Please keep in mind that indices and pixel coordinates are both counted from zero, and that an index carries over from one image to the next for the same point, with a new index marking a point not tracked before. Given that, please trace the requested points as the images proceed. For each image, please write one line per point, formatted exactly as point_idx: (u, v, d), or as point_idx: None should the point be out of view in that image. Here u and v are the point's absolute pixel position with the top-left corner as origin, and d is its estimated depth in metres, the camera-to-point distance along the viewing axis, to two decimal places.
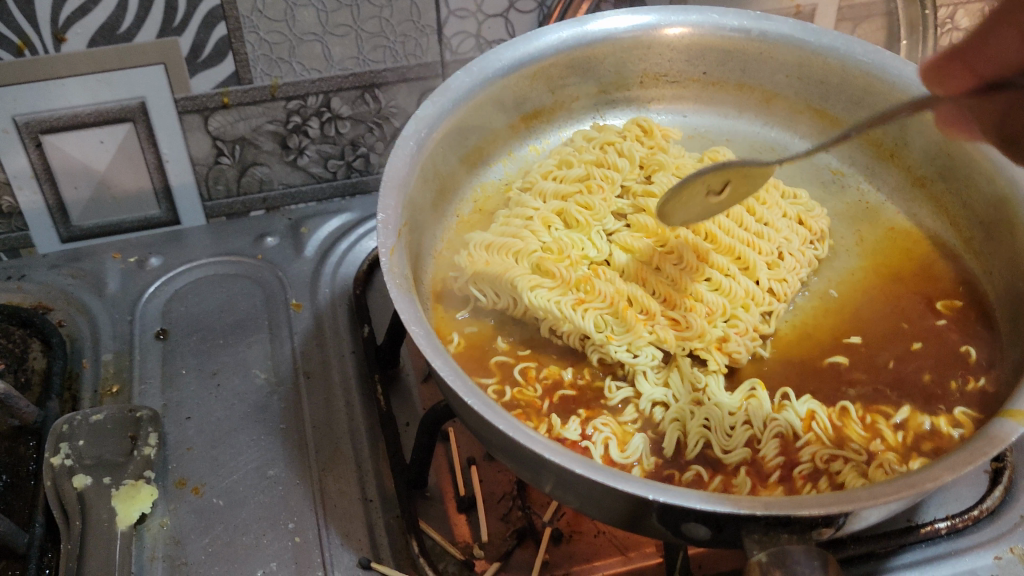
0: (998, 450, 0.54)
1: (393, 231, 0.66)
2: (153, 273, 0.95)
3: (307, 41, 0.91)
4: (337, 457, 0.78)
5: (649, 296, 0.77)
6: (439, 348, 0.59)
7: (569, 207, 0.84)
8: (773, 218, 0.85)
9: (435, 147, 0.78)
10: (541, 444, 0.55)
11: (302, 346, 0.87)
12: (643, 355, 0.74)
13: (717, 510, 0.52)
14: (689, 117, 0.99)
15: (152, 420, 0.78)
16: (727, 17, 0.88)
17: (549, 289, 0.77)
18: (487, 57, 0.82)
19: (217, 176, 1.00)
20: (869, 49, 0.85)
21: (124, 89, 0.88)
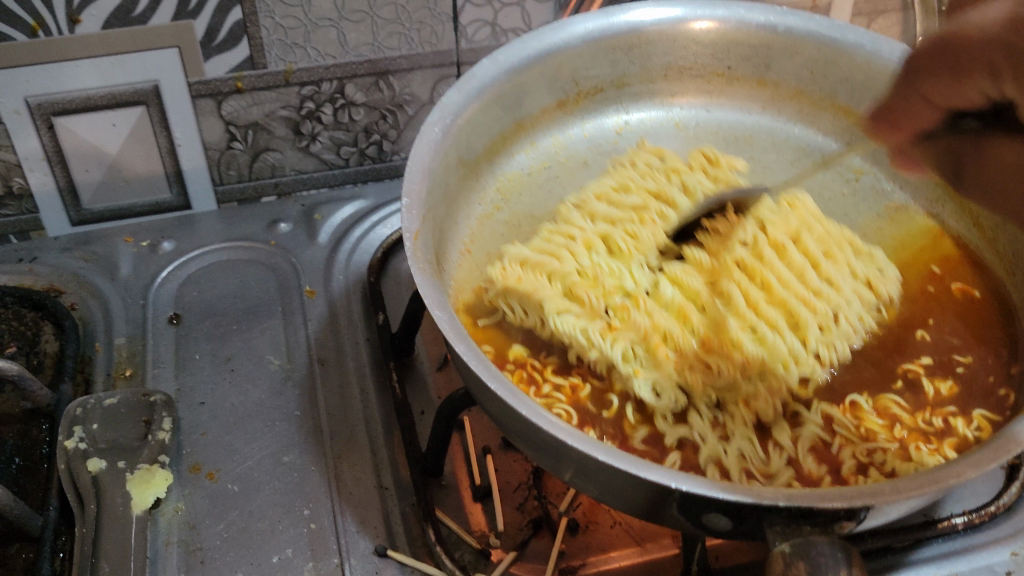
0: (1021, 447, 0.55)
1: (416, 215, 0.67)
2: (165, 257, 0.95)
3: (323, 26, 0.91)
4: (352, 445, 0.77)
5: (685, 337, 0.73)
6: (464, 334, 0.59)
7: (614, 234, 0.82)
8: (838, 275, 0.79)
9: (459, 133, 0.79)
10: (564, 431, 0.55)
11: (316, 333, 0.87)
12: (670, 399, 0.71)
13: (742, 499, 0.52)
14: (713, 112, 0.98)
15: (166, 404, 0.78)
16: (753, 12, 0.88)
17: (578, 315, 0.75)
18: (513, 46, 0.82)
19: (229, 160, 0.99)
20: (896, 48, 0.85)
21: (138, 72, 0.88)
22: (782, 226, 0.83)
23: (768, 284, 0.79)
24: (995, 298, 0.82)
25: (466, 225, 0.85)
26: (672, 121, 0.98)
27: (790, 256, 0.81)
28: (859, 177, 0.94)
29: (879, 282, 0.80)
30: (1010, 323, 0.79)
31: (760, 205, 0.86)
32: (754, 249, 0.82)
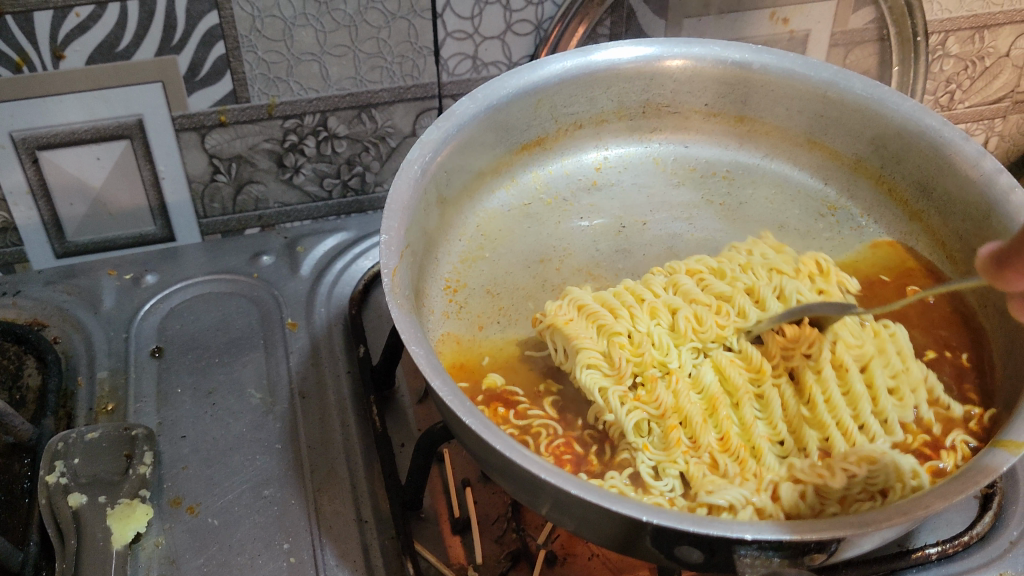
0: (989, 478, 0.56)
1: (396, 252, 0.68)
2: (149, 290, 0.96)
3: (305, 61, 0.92)
4: (332, 478, 0.78)
5: (705, 428, 0.71)
6: (439, 369, 0.60)
7: (682, 310, 0.80)
8: (893, 417, 0.73)
9: (438, 171, 0.81)
10: (537, 464, 0.56)
11: (298, 366, 0.88)
12: (666, 482, 0.69)
13: (711, 532, 0.53)
14: (690, 148, 0.99)
15: (147, 438, 0.78)
16: (729, 50, 0.90)
17: (605, 374, 0.76)
18: (491, 85, 0.85)
19: (213, 193, 1.00)
20: (869, 84, 0.88)
21: (122, 107, 0.89)
22: (856, 349, 0.77)
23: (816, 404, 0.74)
24: (968, 330, 0.82)
25: (444, 260, 0.87)
26: (650, 156, 0.99)
27: (849, 379, 0.75)
28: (834, 211, 0.95)
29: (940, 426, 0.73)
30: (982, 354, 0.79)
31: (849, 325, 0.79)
32: (817, 366, 0.76)
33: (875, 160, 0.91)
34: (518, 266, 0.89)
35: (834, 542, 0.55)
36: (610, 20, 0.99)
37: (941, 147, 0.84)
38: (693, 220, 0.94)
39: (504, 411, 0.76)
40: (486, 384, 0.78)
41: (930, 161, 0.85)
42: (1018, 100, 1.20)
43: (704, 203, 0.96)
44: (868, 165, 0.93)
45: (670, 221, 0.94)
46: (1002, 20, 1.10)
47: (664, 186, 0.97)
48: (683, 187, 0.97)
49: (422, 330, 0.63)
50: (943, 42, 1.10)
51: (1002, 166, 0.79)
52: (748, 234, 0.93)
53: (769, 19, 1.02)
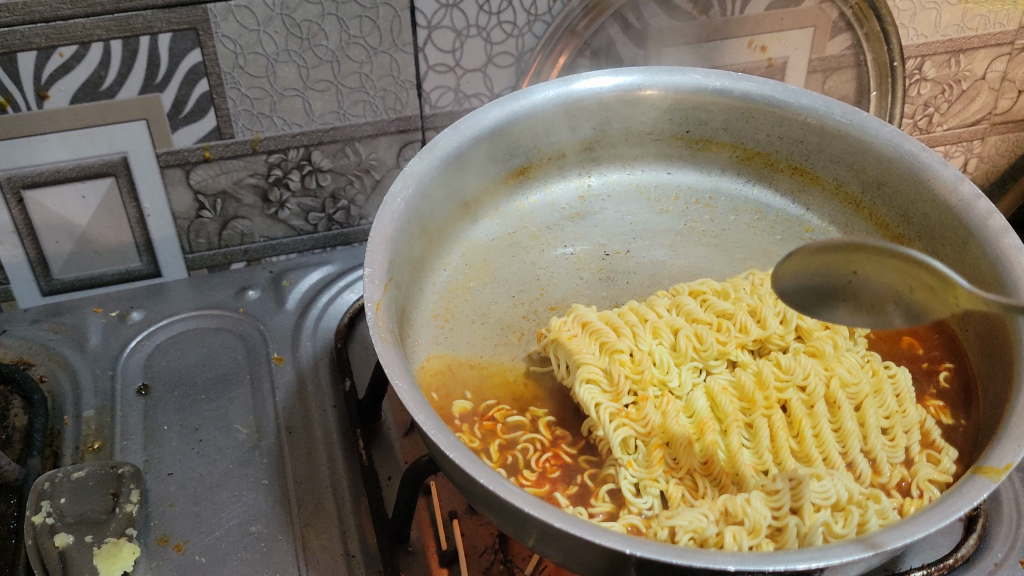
0: (969, 506, 0.57)
1: (379, 285, 0.69)
2: (135, 327, 0.96)
3: (288, 96, 0.93)
4: (319, 512, 0.78)
5: (690, 450, 0.71)
6: (424, 404, 0.61)
7: (684, 329, 0.81)
8: (883, 457, 0.73)
9: (422, 202, 0.82)
10: (521, 498, 0.56)
11: (284, 401, 0.88)
12: (646, 500, 0.70)
13: (693, 564, 0.53)
14: (673, 174, 1.00)
15: (134, 476, 0.78)
16: (709, 77, 0.92)
17: (602, 391, 0.77)
18: (475, 115, 0.86)
19: (198, 228, 1.00)
20: (848, 110, 0.89)
21: (106, 145, 0.89)
22: (851, 387, 0.77)
23: (804, 437, 0.74)
24: (952, 354, 0.82)
25: (427, 289, 0.88)
26: (633, 184, 1.00)
27: (841, 415, 0.75)
28: (812, 233, 0.95)
29: (923, 482, 0.71)
30: (968, 382, 0.79)
31: (847, 362, 0.79)
32: (809, 398, 0.76)
33: (856, 185, 0.92)
34: (502, 297, 0.89)
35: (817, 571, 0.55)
36: (590, 50, 1.00)
37: (920, 172, 0.85)
38: (676, 247, 0.95)
39: (484, 423, 0.77)
40: (457, 409, 0.78)
41: (910, 185, 0.87)
42: (996, 122, 1.21)
43: (688, 231, 0.97)
44: (848, 190, 0.94)
45: (654, 248, 0.95)
46: (977, 44, 1.11)
47: (647, 215, 0.98)
48: (667, 215, 0.98)
49: (406, 365, 0.63)
50: (919, 66, 1.11)
51: (980, 190, 0.81)
52: (729, 260, 0.94)
53: (747, 47, 1.04)
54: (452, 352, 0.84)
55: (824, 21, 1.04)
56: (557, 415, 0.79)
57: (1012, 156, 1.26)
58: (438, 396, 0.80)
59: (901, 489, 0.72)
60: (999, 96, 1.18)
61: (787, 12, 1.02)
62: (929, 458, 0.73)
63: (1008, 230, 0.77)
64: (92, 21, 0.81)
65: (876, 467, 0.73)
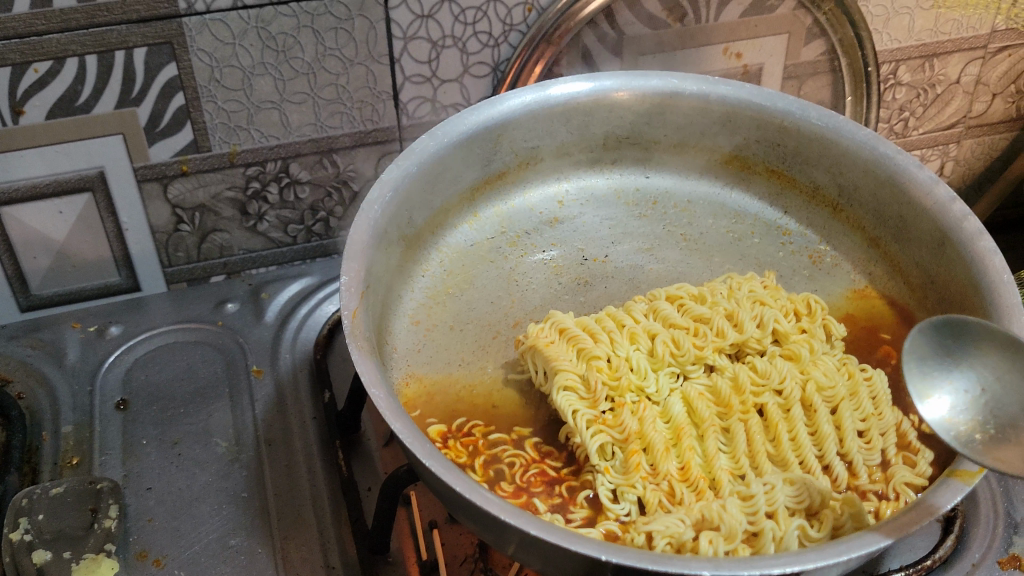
0: (941, 511, 0.57)
1: (355, 293, 0.69)
2: (114, 341, 0.96)
3: (265, 108, 0.93)
4: (299, 524, 0.78)
5: (666, 456, 0.72)
6: (400, 413, 0.61)
7: (661, 334, 0.80)
8: (858, 460, 0.74)
9: (399, 210, 0.82)
10: (497, 506, 0.56)
11: (263, 414, 0.88)
12: (623, 505, 0.70)
13: (668, 572, 0.53)
14: (651, 177, 1.00)
15: (113, 491, 0.78)
16: (686, 81, 0.92)
17: (580, 398, 0.77)
18: (451, 122, 0.87)
19: (177, 242, 1.00)
20: (824, 113, 0.90)
21: (83, 160, 0.89)
22: (827, 390, 0.78)
23: (780, 441, 0.75)
24: None
25: (406, 297, 0.88)
26: (612, 189, 1.00)
27: (817, 418, 0.76)
28: (790, 238, 0.96)
29: (899, 485, 0.72)
30: None
31: (823, 366, 0.79)
32: (784, 401, 0.77)
33: (832, 188, 0.93)
34: (480, 303, 0.89)
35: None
36: (566, 59, 1.00)
37: (895, 175, 0.86)
38: (653, 251, 0.95)
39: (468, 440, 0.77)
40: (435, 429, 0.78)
41: (886, 188, 0.87)
42: (971, 126, 1.22)
43: (667, 235, 0.97)
44: (825, 193, 0.94)
45: (632, 253, 0.95)
46: (950, 48, 1.12)
47: (625, 218, 0.98)
48: (645, 219, 0.98)
49: (382, 373, 0.63)
50: (894, 71, 1.12)
51: (955, 193, 0.82)
52: (707, 263, 0.94)
53: (722, 55, 1.04)
54: (430, 358, 0.84)
55: (798, 28, 1.04)
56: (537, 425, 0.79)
57: (988, 158, 1.27)
58: (418, 410, 0.80)
59: (878, 492, 0.73)
60: (974, 99, 1.19)
61: (762, 19, 1.02)
62: (906, 461, 0.74)
63: (983, 233, 0.78)
64: (67, 36, 0.81)
65: (853, 470, 0.74)
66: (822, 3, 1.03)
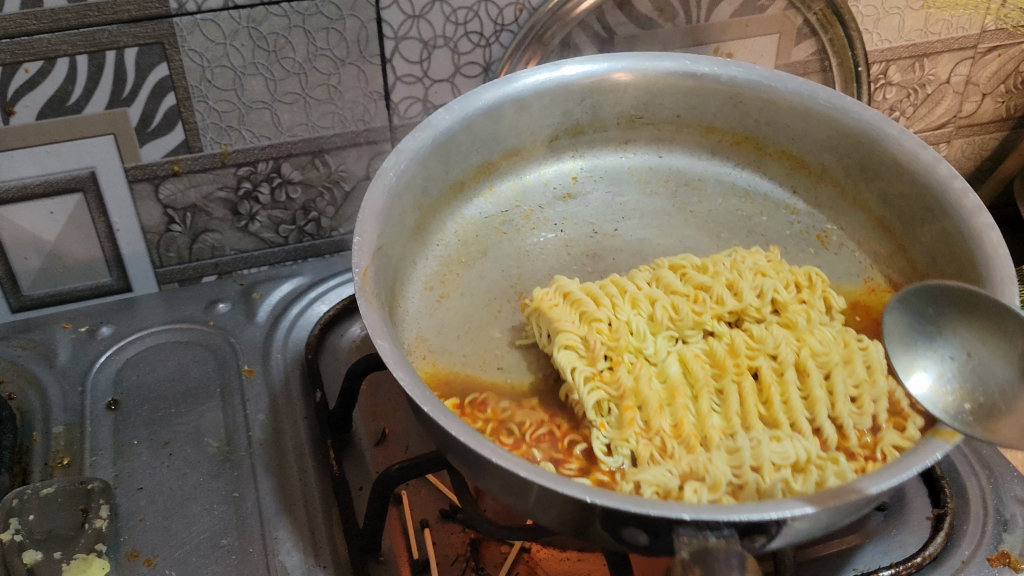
0: (921, 465, 0.57)
1: (367, 253, 0.71)
2: (105, 342, 0.95)
3: (256, 109, 0.93)
4: (290, 523, 0.78)
5: (660, 413, 0.72)
6: (404, 361, 0.61)
7: (662, 300, 0.81)
8: (848, 423, 0.74)
9: (416, 181, 0.83)
10: (491, 448, 0.56)
11: (254, 414, 0.88)
12: (616, 459, 0.71)
13: (649, 513, 0.53)
14: (664, 157, 1.01)
15: (104, 491, 0.78)
16: (699, 63, 0.92)
17: (580, 356, 0.77)
18: (469, 96, 0.86)
19: (168, 242, 1.00)
20: (832, 95, 0.89)
21: (74, 160, 0.89)
22: (821, 356, 0.78)
23: (772, 402, 0.75)
24: None
25: (421, 264, 0.90)
26: (626, 168, 1.01)
27: (809, 382, 0.76)
28: (798, 217, 0.97)
29: (887, 447, 0.71)
30: None
31: (819, 335, 0.80)
32: (778, 365, 0.77)
33: (840, 168, 0.93)
34: (491, 276, 0.90)
35: (773, 524, 0.56)
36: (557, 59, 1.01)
37: (898, 154, 0.86)
38: (662, 228, 0.96)
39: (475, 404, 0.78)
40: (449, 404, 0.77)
41: (888, 165, 0.88)
42: (961, 126, 1.23)
43: (676, 212, 0.98)
44: (831, 173, 0.95)
45: (640, 228, 0.96)
46: (940, 48, 1.12)
47: (637, 196, 0.99)
48: (656, 197, 0.99)
49: (389, 327, 0.64)
50: (884, 71, 1.12)
51: (956, 170, 0.82)
52: (716, 240, 0.95)
53: (712, 54, 1.05)
54: (437, 327, 0.85)
55: (789, 28, 1.05)
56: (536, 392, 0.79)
57: (978, 158, 1.28)
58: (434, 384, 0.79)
59: (866, 455, 0.72)
60: (964, 99, 1.19)
61: (753, 19, 1.02)
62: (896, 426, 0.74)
63: (980, 209, 0.78)
64: (57, 36, 0.81)
65: (843, 433, 0.74)
66: (813, 3, 1.03)
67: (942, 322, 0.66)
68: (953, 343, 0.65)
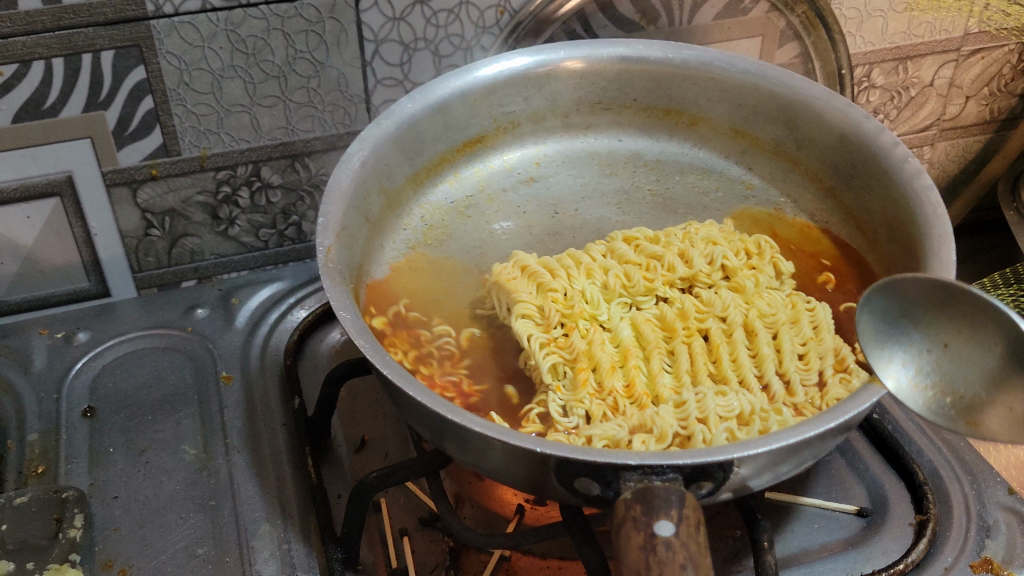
0: (859, 410, 0.59)
1: (331, 232, 0.72)
2: (81, 348, 0.94)
3: (235, 112, 0.92)
4: (267, 531, 0.77)
5: (611, 373, 0.76)
6: (364, 331, 0.63)
7: (615, 269, 0.85)
8: (795, 379, 0.77)
9: (378, 163, 0.83)
10: (446, 406, 0.59)
11: (232, 421, 0.87)
12: (571, 419, 0.73)
13: (596, 461, 0.55)
14: (623, 140, 1.00)
15: (78, 500, 0.77)
16: (652, 47, 0.92)
17: (536, 324, 0.81)
18: (431, 86, 0.87)
19: (147, 247, 0.99)
20: (783, 73, 0.89)
21: (49, 164, 0.88)
22: (768, 317, 0.82)
23: (721, 361, 0.78)
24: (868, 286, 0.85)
25: (388, 248, 0.89)
26: (586, 151, 1.00)
27: (757, 341, 0.79)
28: (753, 192, 0.97)
29: (830, 399, 0.75)
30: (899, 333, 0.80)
31: (767, 297, 0.84)
32: (727, 326, 0.81)
33: (792, 142, 0.93)
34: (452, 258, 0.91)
35: (718, 470, 0.57)
36: None
37: (848, 129, 0.85)
38: (622, 206, 0.97)
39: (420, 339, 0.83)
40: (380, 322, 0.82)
41: (838, 140, 0.87)
42: (945, 128, 1.22)
43: (633, 191, 0.98)
44: (785, 149, 0.94)
45: (600, 207, 0.97)
46: (923, 51, 1.12)
47: (597, 178, 0.99)
48: (615, 178, 0.99)
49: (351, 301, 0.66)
50: (868, 74, 1.12)
51: (899, 139, 0.81)
52: (674, 216, 0.96)
53: None
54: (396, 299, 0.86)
55: (771, 31, 1.04)
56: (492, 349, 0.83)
57: (962, 161, 1.28)
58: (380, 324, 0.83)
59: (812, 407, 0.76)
60: (947, 102, 1.19)
61: (735, 22, 1.02)
62: (842, 381, 0.77)
63: (923, 173, 0.78)
64: (33, 39, 0.80)
65: (790, 388, 0.77)
66: (795, 6, 1.02)
67: (914, 313, 0.66)
68: (927, 335, 0.65)
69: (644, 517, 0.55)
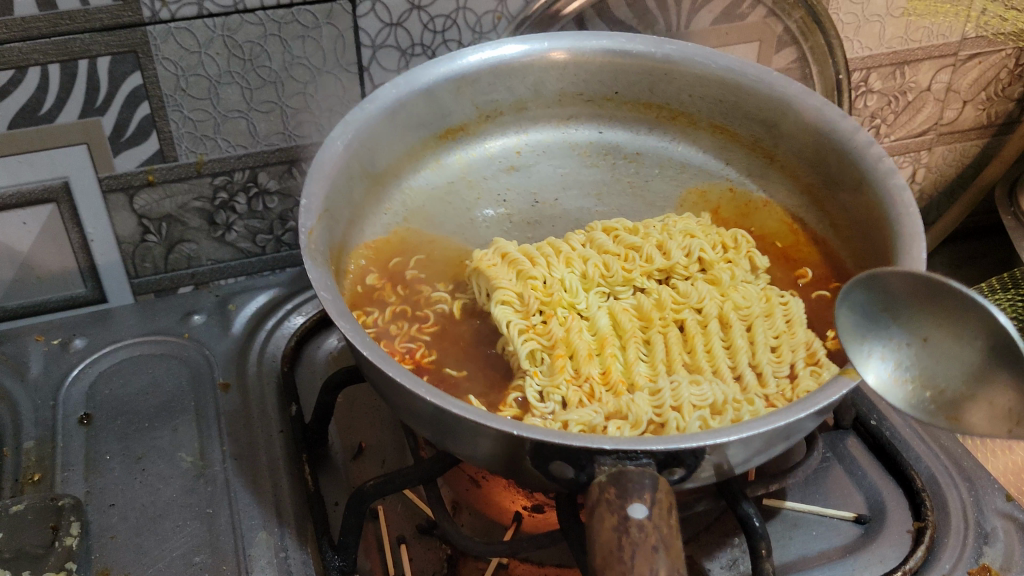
0: (829, 400, 0.59)
1: (314, 213, 0.72)
2: (78, 355, 0.94)
3: (232, 118, 0.92)
4: (264, 538, 0.77)
5: (588, 361, 0.77)
6: (344, 310, 0.63)
7: (593, 258, 0.86)
8: (768, 371, 0.78)
9: (360, 152, 0.83)
10: (425, 388, 0.59)
11: (228, 428, 0.87)
12: (548, 404, 0.74)
13: (574, 443, 0.54)
14: (604, 132, 1.00)
15: (75, 508, 0.77)
16: (634, 42, 0.91)
17: (515, 311, 0.82)
18: (414, 73, 0.86)
19: (144, 253, 0.99)
20: (760, 69, 0.88)
21: (45, 170, 0.88)
22: (743, 310, 0.83)
23: (696, 352, 0.80)
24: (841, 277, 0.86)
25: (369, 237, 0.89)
26: (568, 143, 1.00)
27: (731, 333, 0.81)
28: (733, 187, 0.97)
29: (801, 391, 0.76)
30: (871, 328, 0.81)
31: (743, 290, 0.84)
32: (702, 318, 0.82)
33: (768, 139, 0.93)
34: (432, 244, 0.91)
35: (690, 457, 0.57)
36: None
37: (822, 125, 0.85)
38: (601, 196, 0.98)
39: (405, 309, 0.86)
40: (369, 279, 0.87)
41: (810, 135, 0.87)
42: (942, 133, 1.23)
43: (613, 182, 0.99)
44: (762, 144, 0.94)
45: (580, 198, 0.98)
46: (920, 56, 1.12)
47: (577, 169, 1.00)
48: (596, 169, 0.99)
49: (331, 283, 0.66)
50: (865, 78, 1.12)
51: (872, 137, 0.81)
52: (651, 209, 0.97)
53: None
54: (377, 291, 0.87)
55: (769, 36, 1.04)
56: (476, 342, 0.83)
57: (960, 166, 1.28)
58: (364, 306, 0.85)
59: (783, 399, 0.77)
60: (945, 106, 1.19)
61: (732, 27, 1.02)
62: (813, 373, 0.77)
63: (894, 171, 0.78)
64: (29, 44, 0.80)
65: (763, 380, 0.78)
66: (792, 11, 1.02)
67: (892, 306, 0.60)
68: (909, 329, 0.59)
69: (618, 499, 0.55)
